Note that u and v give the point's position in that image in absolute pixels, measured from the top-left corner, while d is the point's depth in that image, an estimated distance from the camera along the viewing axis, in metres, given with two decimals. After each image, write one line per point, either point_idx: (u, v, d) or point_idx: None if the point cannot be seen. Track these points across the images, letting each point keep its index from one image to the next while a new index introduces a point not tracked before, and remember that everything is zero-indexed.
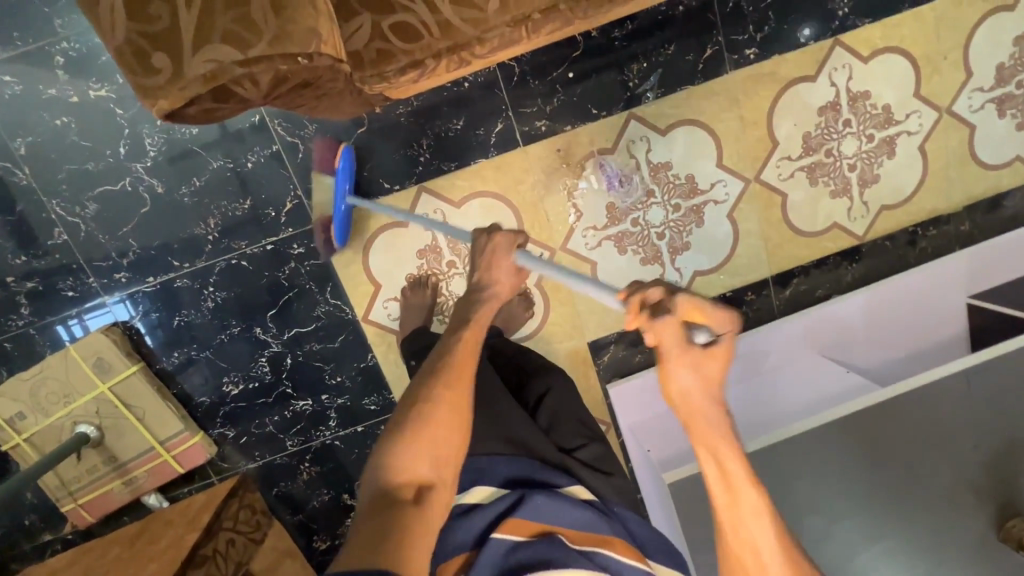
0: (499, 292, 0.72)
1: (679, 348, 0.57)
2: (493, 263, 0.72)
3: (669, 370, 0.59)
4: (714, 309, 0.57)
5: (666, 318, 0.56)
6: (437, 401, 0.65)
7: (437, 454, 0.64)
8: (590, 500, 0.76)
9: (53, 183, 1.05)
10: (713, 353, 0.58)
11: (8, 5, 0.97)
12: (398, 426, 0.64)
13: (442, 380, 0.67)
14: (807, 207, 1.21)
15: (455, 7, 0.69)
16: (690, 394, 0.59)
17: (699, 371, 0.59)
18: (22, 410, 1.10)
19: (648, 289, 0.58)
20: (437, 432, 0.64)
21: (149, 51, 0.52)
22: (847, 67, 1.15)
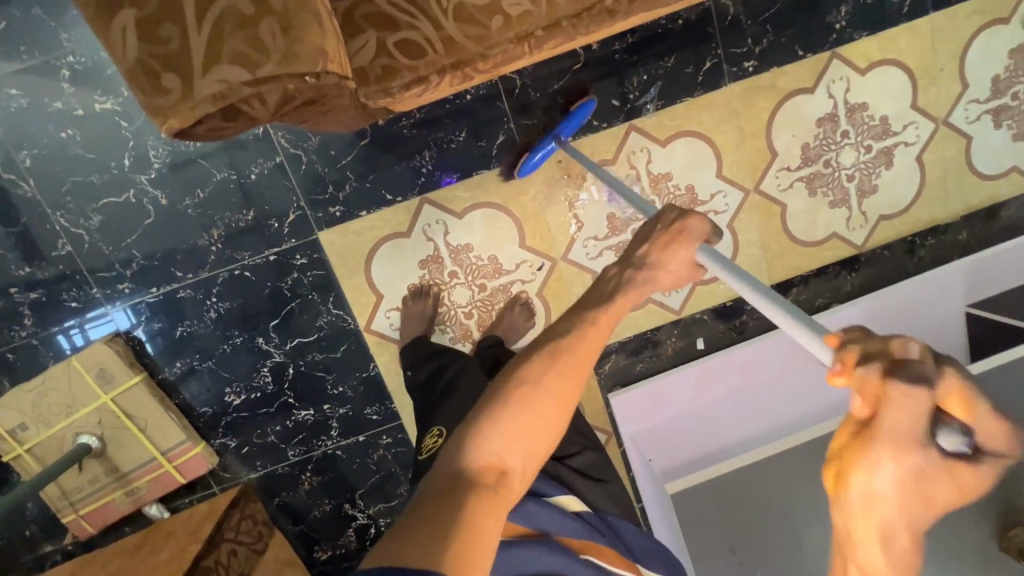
0: (657, 278, 0.65)
1: (915, 439, 0.39)
2: (667, 245, 0.66)
3: (872, 460, 0.40)
4: (983, 410, 0.40)
5: (919, 390, 0.39)
6: (546, 382, 0.58)
7: (530, 442, 0.57)
8: (581, 511, 0.74)
9: (57, 195, 1.05)
10: (956, 468, 0.40)
11: (14, 19, 0.98)
12: (501, 396, 0.57)
13: (557, 363, 0.59)
14: (806, 217, 1.22)
15: (459, 24, 0.70)
16: (891, 509, 0.41)
17: (921, 482, 0.40)
18: (24, 420, 1.10)
19: (895, 343, 0.41)
20: (534, 420, 0.57)
21: (160, 72, 0.52)
22: (845, 79, 1.16)
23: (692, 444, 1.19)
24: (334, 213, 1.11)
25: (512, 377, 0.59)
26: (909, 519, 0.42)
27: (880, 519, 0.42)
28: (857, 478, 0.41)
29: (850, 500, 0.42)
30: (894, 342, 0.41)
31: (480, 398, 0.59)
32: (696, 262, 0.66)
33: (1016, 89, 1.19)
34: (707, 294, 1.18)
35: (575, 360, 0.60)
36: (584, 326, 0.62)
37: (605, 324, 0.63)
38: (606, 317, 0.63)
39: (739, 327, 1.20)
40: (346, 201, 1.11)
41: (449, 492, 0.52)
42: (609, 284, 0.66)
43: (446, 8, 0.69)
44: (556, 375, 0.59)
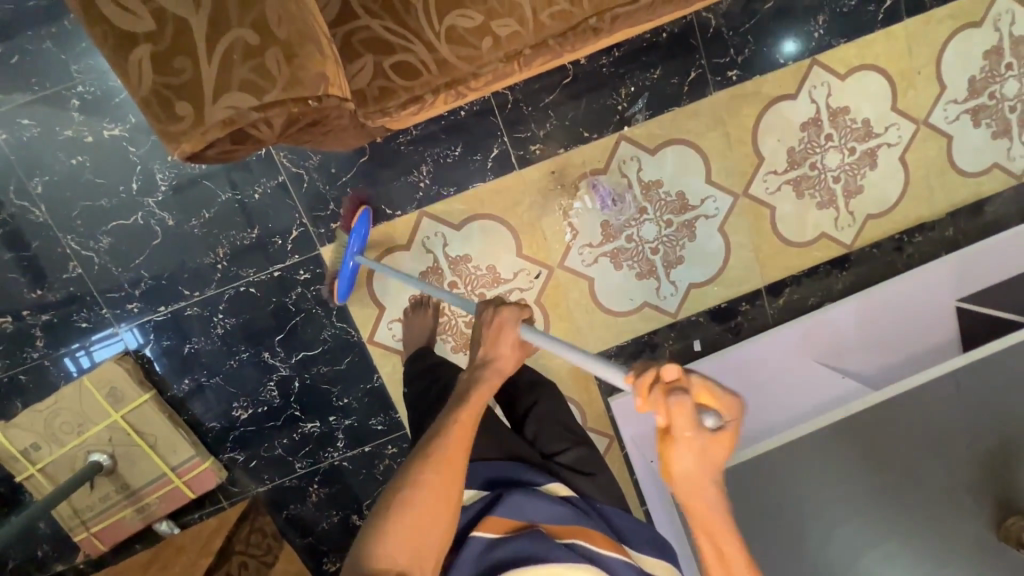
0: (500, 367, 0.74)
1: (693, 431, 0.55)
2: (496, 337, 0.75)
3: (677, 452, 0.55)
4: (722, 394, 0.57)
5: (679, 396, 0.54)
6: (426, 482, 0.62)
7: (423, 541, 0.60)
8: (568, 496, 0.77)
9: (68, 219, 1.08)
10: (720, 439, 0.56)
11: (26, 53, 1.03)
12: (387, 503, 0.61)
13: (431, 462, 0.63)
14: (795, 218, 1.26)
15: (451, 46, 0.74)
16: (693, 475, 0.56)
17: (706, 456, 0.56)
18: (37, 440, 1.12)
19: (664, 368, 0.57)
20: (421, 520, 0.60)
21: (174, 100, 0.55)
22: (826, 84, 1.20)
23: None
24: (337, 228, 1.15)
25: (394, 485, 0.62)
26: (711, 481, 0.58)
27: (695, 487, 0.57)
28: (671, 467, 0.56)
29: (676, 481, 0.57)
30: (664, 367, 0.56)
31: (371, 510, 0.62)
32: (522, 341, 0.76)
33: (993, 89, 1.23)
34: (700, 297, 1.27)
35: (449, 457, 0.64)
36: (452, 422, 0.67)
37: (470, 418, 0.67)
38: (469, 409, 0.68)
39: (737, 327, 1.29)
40: None
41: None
42: (461, 389, 0.73)
43: (438, 30, 0.73)
44: (432, 474, 0.62)
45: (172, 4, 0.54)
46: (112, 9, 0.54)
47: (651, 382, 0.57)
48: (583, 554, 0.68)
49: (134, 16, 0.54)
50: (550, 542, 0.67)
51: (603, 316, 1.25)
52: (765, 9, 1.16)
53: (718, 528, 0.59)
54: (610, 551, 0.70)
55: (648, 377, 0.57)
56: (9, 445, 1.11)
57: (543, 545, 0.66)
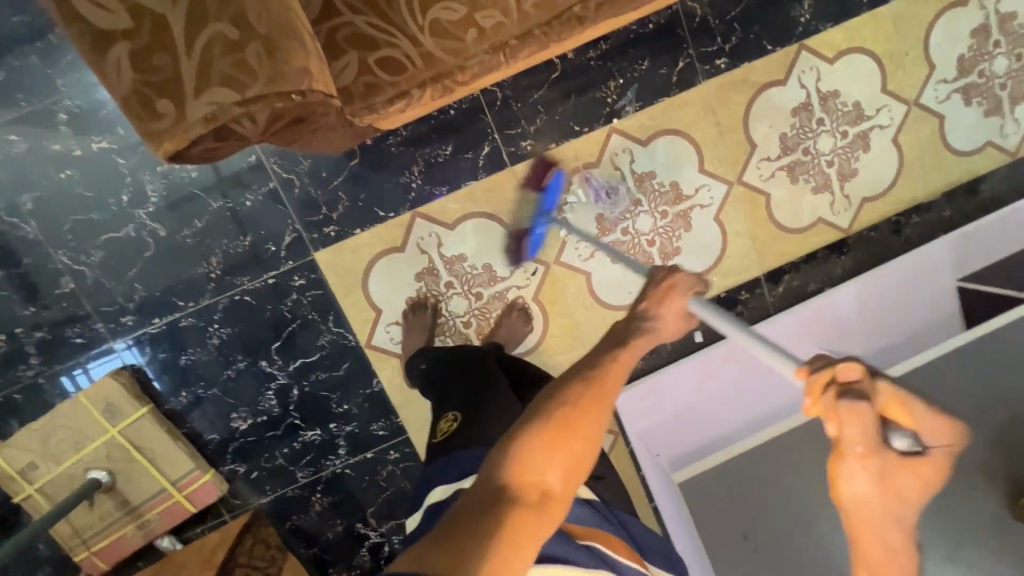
0: (660, 330, 0.70)
1: (877, 447, 0.48)
2: (663, 299, 0.71)
3: (852, 469, 0.49)
4: (919, 409, 0.49)
5: (861, 406, 0.47)
6: (582, 407, 0.60)
7: (570, 463, 0.58)
8: (589, 499, 0.76)
9: (59, 234, 1.08)
10: (906, 462, 0.49)
11: (12, 69, 1.02)
12: (541, 416, 0.59)
13: (590, 388, 0.62)
14: (791, 204, 1.25)
15: (436, 39, 0.73)
16: (867, 499, 0.49)
17: (886, 477, 0.49)
18: (34, 459, 1.10)
19: (842, 367, 0.49)
20: (570, 442, 0.58)
21: (154, 98, 0.54)
22: (814, 69, 1.20)
23: (690, 432, 1.19)
24: (330, 232, 1.14)
25: (549, 402, 0.61)
26: (890, 500, 0.50)
27: (866, 510, 0.50)
28: (841, 486, 0.49)
29: (848, 500, 0.50)
30: (843, 366, 0.49)
31: (518, 419, 0.61)
32: (688, 311, 0.72)
33: (981, 67, 1.23)
34: None
35: (607, 385, 0.63)
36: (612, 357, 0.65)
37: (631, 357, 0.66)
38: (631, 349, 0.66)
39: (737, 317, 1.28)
40: (340, 220, 1.14)
41: (487, 508, 0.54)
42: (618, 333, 0.70)
43: (422, 24, 0.72)
44: (590, 402, 0.61)
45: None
46: (87, 7, 0.52)
47: (825, 383, 0.50)
48: (603, 559, 0.66)
49: (111, 14, 0.53)
50: (576, 544, 0.64)
51: (603, 311, 1.23)
52: None
53: (887, 551, 0.52)
54: (626, 558, 0.69)
55: (821, 376, 0.51)
56: (6, 465, 1.10)
57: (568, 546, 0.63)
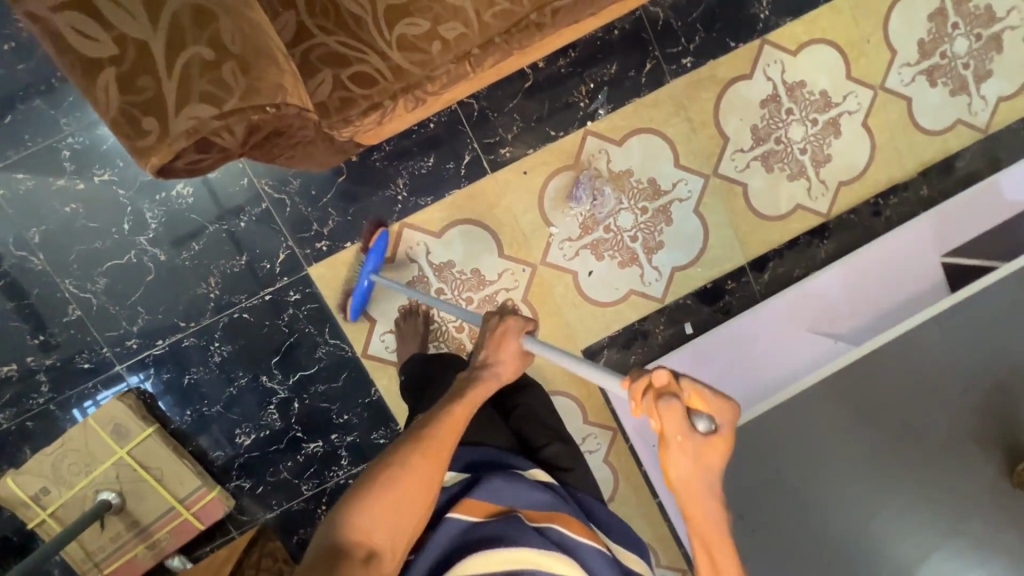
0: (499, 373, 0.77)
1: (690, 438, 0.56)
2: (498, 344, 0.77)
3: (674, 458, 0.57)
4: (714, 397, 0.57)
5: (671, 402, 0.55)
6: (412, 466, 0.66)
7: (398, 522, 0.64)
8: (548, 482, 0.79)
9: (65, 264, 1.13)
10: (715, 443, 0.57)
11: (18, 112, 1.09)
12: (371, 482, 0.65)
13: (419, 449, 0.67)
14: (767, 193, 1.28)
15: (402, 52, 0.78)
16: (690, 479, 0.57)
17: (698, 460, 0.57)
18: (46, 484, 1.14)
19: (655, 371, 0.57)
20: (398, 500, 0.64)
21: (140, 117, 0.58)
22: (779, 62, 1.24)
23: None
24: (322, 247, 1.18)
25: (378, 468, 0.66)
26: (711, 490, 0.59)
27: (693, 497, 0.58)
28: (669, 473, 0.58)
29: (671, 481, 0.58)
30: (655, 371, 0.57)
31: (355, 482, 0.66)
32: (526, 350, 0.78)
33: (942, 49, 1.27)
34: (685, 280, 1.28)
35: (438, 446, 0.68)
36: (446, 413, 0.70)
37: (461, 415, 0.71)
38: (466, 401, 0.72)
39: (725, 307, 1.30)
40: (331, 235, 1.18)
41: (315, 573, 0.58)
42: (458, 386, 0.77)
43: (389, 39, 0.78)
44: (417, 463, 0.66)
45: (130, 27, 0.58)
46: (75, 38, 0.57)
47: (643, 388, 0.57)
48: (557, 541, 0.69)
49: (98, 44, 0.57)
50: (526, 528, 0.68)
51: (591, 308, 1.26)
52: None
53: (718, 543, 0.60)
54: (584, 537, 0.71)
55: (639, 382, 0.58)
56: (19, 491, 1.13)
57: (520, 530, 0.67)
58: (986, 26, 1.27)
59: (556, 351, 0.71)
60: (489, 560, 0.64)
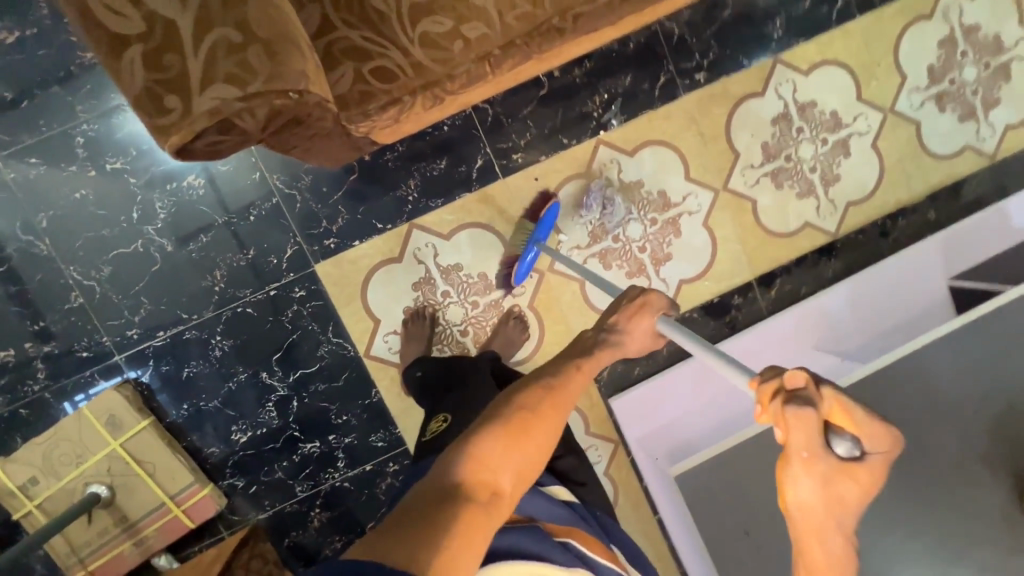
0: (625, 343, 0.76)
1: (824, 460, 0.48)
2: (632, 316, 0.76)
3: (800, 481, 0.48)
4: (862, 416, 0.49)
5: (807, 412, 0.47)
6: (538, 412, 0.67)
7: (522, 462, 0.63)
8: (569, 501, 0.78)
9: (71, 250, 1.12)
10: (854, 470, 0.48)
11: (35, 98, 1.09)
12: (499, 418, 0.65)
13: (544, 399, 0.68)
14: (776, 209, 1.29)
15: (425, 49, 0.79)
16: (813, 508, 0.49)
17: (829, 488, 0.48)
18: (35, 474, 1.12)
19: (790, 373, 0.50)
20: (524, 440, 0.64)
21: (163, 95, 0.58)
22: (790, 81, 1.26)
23: (686, 435, 1.20)
24: (330, 245, 1.18)
25: (504, 408, 0.67)
26: (839, 524, 0.50)
27: (812, 529, 0.50)
28: (787, 498, 0.49)
29: (789, 507, 0.50)
30: (789, 373, 0.50)
31: (474, 421, 0.67)
32: (655, 331, 0.77)
33: (951, 75, 1.29)
34: (692, 293, 1.28)
35: (563, 392, 0.70)
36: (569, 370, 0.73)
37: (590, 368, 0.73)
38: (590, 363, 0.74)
39: (731, 321, 1.30)
40: (340, 232, 1.18)
41: (446, 493, 0.56)
42: (582, 344, 0.77)
43: (412, 36, 0.78)
44: (546, 409, 0.68)
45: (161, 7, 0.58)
46: (105, 14, 0.57)
47: (773, 391, 0.51)
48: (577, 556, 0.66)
49: (125, 19, 0.57)
50: (548, 541, 0.64)
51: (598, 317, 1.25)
52: (725, 13, 1.22)
53: None
54: (602, 556, 0.69)
55: (769, 385, 0.51)
56: (8, 480, 1.11)
57: (543, 542, 0.63)
58: (995, 55, 1.29)
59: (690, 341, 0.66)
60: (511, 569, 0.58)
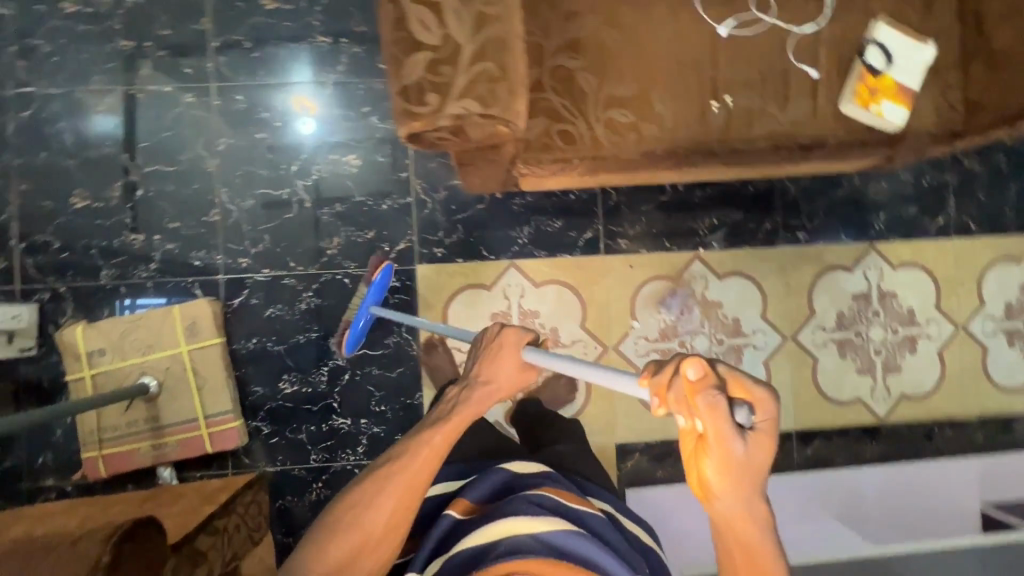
0: (491, 391, 0.83)
1: (730, 435, 0.46)
2: (495, 358, 0.84)
3: (711, 462, 0.46)
4: (756, 385, 0.49)
5: (712, 389, 0.46)
6: (385, 492, 0.77)
7: (370, 541, 0.75)
8: (543, 469, 0.84)
9: (230, 176, 1.28)
10: (760, 442, 0.47)
11: (261, 51, 1.29)
12: (350, 501, 0.77)
13: (391, 479, 0.77)
14: (835, 375, 1.35)
15: (606, 131, 0.94)
16: (732, 491, 0.47)
17: (744, 466, 0.46)
18: (105, 347, 1.21)
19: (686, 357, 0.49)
20: (372, 523, 0.75)
21: (427, 91, 0.71)
22: (879, 269, 1.37)
23: (689, 549, 1.22)
24: (437, 253, 1.30)
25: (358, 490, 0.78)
26: (761, 507, 0.48)
27: (741, 519, 0.47)
28: (707, 485, 0.47)
29: (711, 497, 0.47)
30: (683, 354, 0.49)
31: (337, 500, 0.79)
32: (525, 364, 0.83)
33: None
34: None
35: (407, 478, 0.77)
36: (423, 441, 0.79)
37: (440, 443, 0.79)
38: (445, 432, 0.79)
39: None
40: (449, 246, 1.31)
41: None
42: (450, 401, 0.84)
43: (600, 117, 0.93)
44: (393, 486, 0.77)
45: (457, 32, 0.71)
46: (413, 19, 0.71)
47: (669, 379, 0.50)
48: (551, 509, 0.73)
49: (426, 30, 0.71)
50: (515, 503, 0.73)
51: (642, 409, 1.31)
52: (840, 193, 1.37)
53: None
54: (578, 506, 0.76)
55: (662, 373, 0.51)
56: (80, 344, 1.20)
57: (509, 505, 0.73)
58: None
59: (574, 363, 0.72)
60: (479, 535, 0.70)
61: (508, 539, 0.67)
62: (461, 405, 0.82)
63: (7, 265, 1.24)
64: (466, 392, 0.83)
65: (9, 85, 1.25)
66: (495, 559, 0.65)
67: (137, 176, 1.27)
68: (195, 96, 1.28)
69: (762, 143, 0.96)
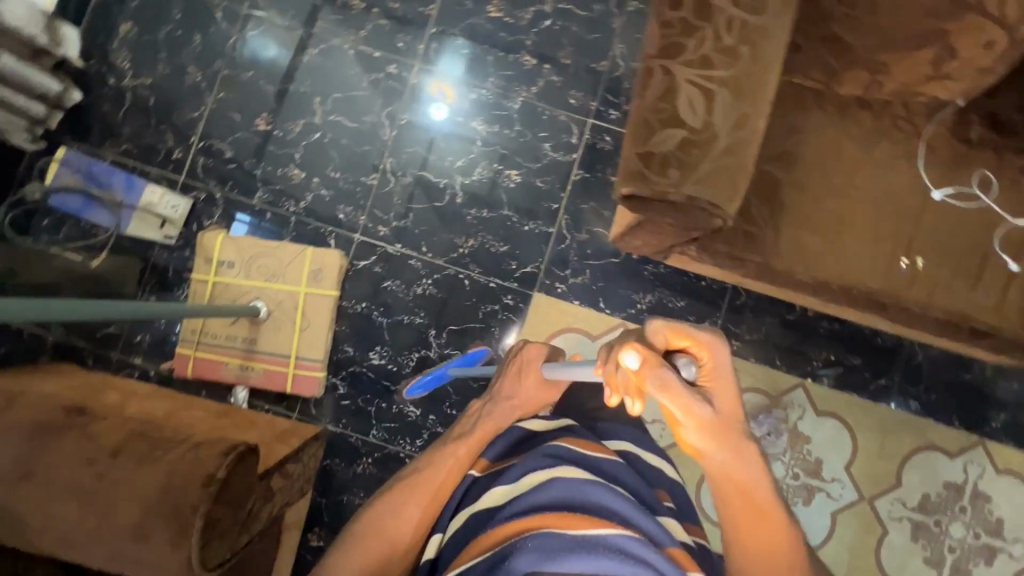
0: (514, 404, 0.91)
1: (686, 395, 0.63)
2: (518, 374, 0.96)
3: (683, 421, 0.63)
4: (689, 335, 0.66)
5: (656, 368, 0.63)
6: (410, 493, 0.79)
7: (398, 537, 0.76)
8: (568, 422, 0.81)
9: (400, 149, 1.34)
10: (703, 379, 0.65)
11: (471, 50, 1.36)
12: (376, 504, 0.81)
13: (414, 480, 0.80)
14: (900, 554, 1.29)
15: (788, 246, 0.93)
16: (702, 432, 0.63)
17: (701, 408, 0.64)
18: (234, 261, 1.27)
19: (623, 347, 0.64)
20: (398, 517, 0.77)
21: (669, 166, 0.74)
22: (981, 466, 1.31)
23: None
24: (557, 288, 1.33)
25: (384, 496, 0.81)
26: (725, 430, 0.64)
27: (715, 450, 0.64)
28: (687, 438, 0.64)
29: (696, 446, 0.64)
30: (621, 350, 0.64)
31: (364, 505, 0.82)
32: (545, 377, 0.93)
33: None
34: None
35: (434, 485, 0.79)
36: (447, 452, 0.83)
37: (464, 452, 0.83)
38: (469, 443, 0.84)
39: None
40: (570, 286, 1.33)
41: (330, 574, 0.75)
42: (474, 418, 0.91)
43: (787, 232, 0.94)
44: (419, 487, 0.80)
45: (718, 123, 0.74)
46: (683, 96, 0.74)
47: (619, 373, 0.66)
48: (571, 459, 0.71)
49: (691, 110, 0.74)
50: (533, 455, 0.72)
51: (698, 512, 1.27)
52: (966, 377, 1.32)
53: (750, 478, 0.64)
54: (599, 455, 0.73)
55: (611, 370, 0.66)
56: (215, 250, 1.27)
57: (524, 460, 0.72)
58: None
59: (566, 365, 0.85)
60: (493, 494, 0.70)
61: (525, 493, 0.66)
62: (486, 419, 0.89)
63: (181, 157, 1.33)
64: (491, 408, 0.91)
65: (245, 4, 1.36)
66: (508, 515, 0.64)
67: (320, 120, 1.34)
68: (397, 68, 1.36)
69: (936, 313, 0.94)
